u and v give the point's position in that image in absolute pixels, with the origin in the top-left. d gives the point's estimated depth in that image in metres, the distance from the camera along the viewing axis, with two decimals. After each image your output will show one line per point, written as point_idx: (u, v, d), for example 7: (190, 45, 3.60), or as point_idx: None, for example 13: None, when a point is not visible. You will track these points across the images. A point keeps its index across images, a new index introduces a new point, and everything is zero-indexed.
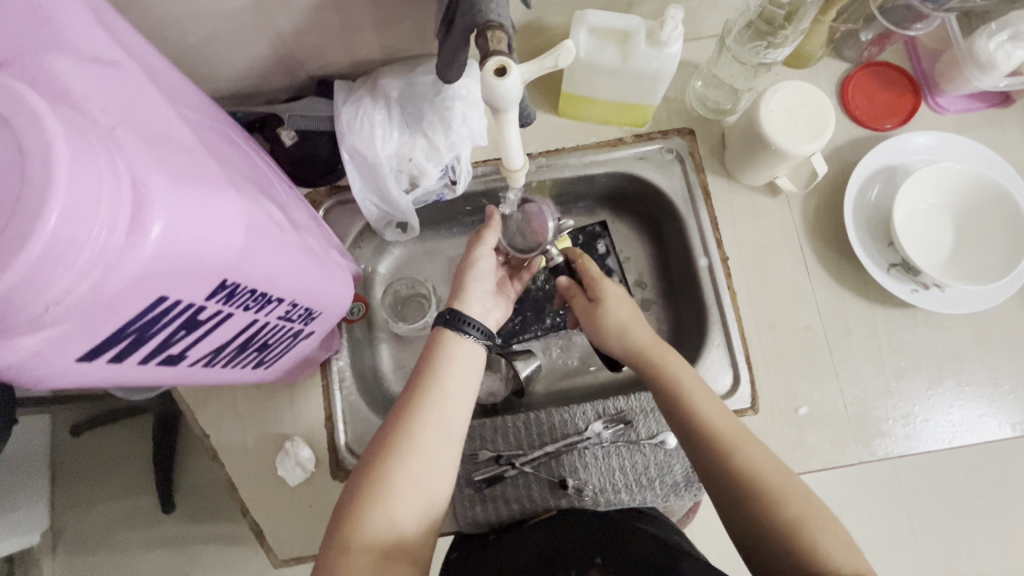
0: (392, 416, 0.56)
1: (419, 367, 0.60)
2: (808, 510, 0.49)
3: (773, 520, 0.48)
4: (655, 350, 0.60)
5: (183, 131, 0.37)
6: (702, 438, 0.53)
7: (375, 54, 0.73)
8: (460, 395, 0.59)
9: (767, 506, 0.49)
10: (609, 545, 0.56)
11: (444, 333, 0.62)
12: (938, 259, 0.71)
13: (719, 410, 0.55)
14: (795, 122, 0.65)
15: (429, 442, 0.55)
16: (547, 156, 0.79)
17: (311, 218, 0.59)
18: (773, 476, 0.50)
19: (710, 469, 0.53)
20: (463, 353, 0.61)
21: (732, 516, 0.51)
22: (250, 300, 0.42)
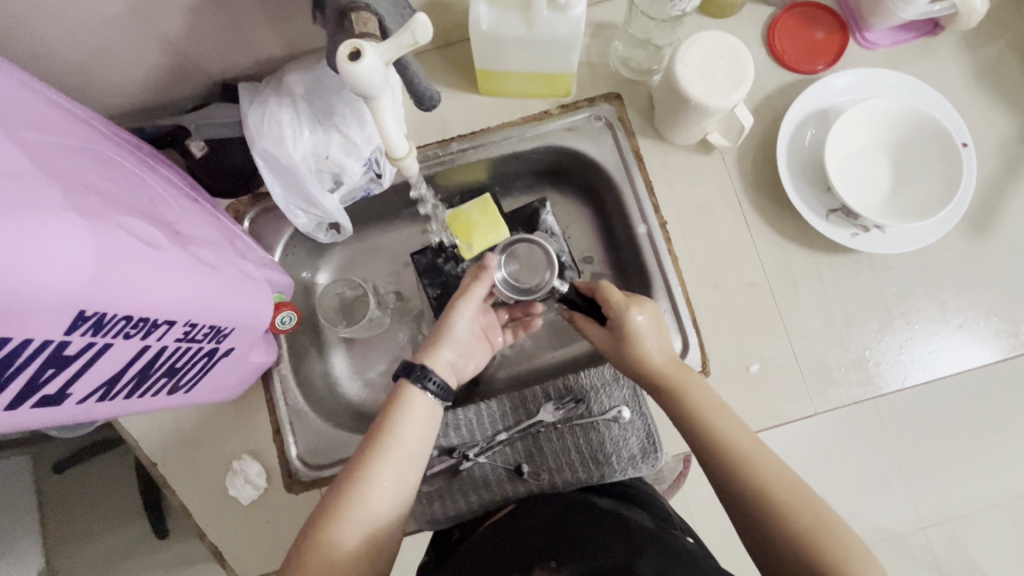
0: (339, 477, 0.54)
1: (375, 423, 0.56)
2: (828, 522, 0.48)
3: (785, 529, 0.48)
4: (675, 373, 0.60)
5: (17, 156, 0.35)
6: (716, 448, 0.54)
7: (277, 51, 0.70)
8: (414, 449, 0.56)
9: (785, 523, 0.49)
10: (563, 542, 0.53)
11: (406, 390, 0.58)
12: (877, 200, 0.70)
13: (730, 421, 0.56)
14: (713, 74, 0.63)
15: (379, 504, 0.53)
16: (473, 137, 0.77)
17: (216, 232, 0.56)
18: (789, 492, 0.50)
19: (724, 479, 0.53)
20: (425, 407, 0.58)
21: (740, 519, 0.52)
22: (129, 327, 0.40)
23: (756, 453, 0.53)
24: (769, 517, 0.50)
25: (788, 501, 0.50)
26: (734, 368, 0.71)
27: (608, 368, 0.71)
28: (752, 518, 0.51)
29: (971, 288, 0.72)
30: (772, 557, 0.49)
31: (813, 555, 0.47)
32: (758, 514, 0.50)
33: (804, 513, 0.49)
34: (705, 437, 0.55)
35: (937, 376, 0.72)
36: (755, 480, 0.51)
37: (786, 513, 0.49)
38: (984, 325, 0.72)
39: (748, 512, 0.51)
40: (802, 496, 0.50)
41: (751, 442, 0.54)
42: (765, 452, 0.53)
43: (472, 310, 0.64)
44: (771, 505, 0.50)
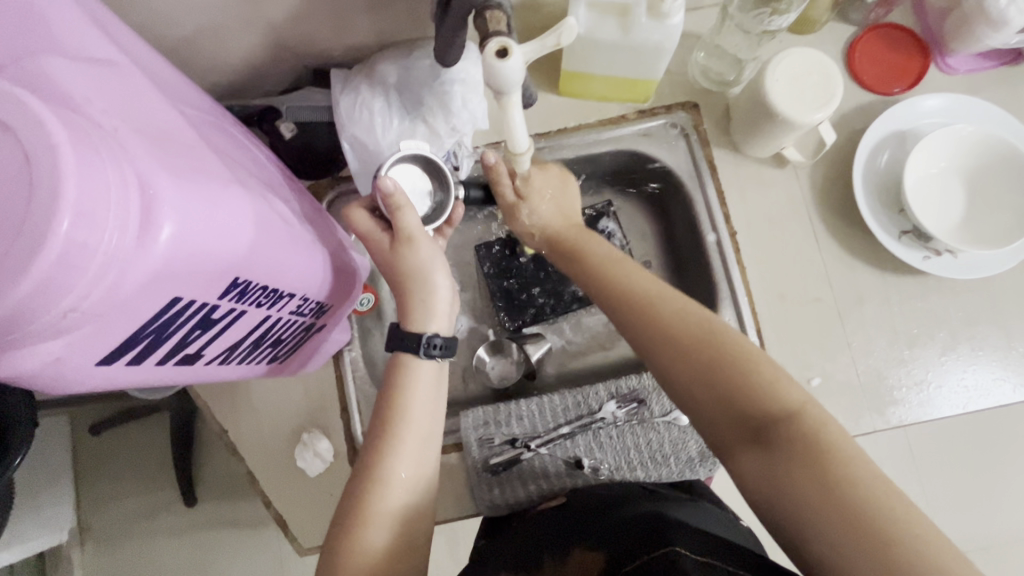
0: (356, 471, 0.54)
1: (382, 403, 0.57)
2: (734, 347, 0.48)
3: (712, 368, 0.47)
4: (580, 239, 0.64)
5: (185, 129, 0.37)
6: (632, 303, 0.54)
7: (370, 41, 0.72)
8: (423, 423, 0.56)
9: (686, 357, 0.48)
10: (596, 528, 0.55)
11: (403, 362, 0.58)
12: (951, 225, 0.70)
13: (651, 279, 0.56)
14: (801, 90, 0.64)
15: (400, 489, 0.53)
16: (550, 136, 0.78)
17: (315, 211, 0.59)
18: (700, 327, 0.50)
19: (646, 337, 0.52)
20: (426, 378, 0.58)
21: (665, 372, 0.50)
22: (262, 297, 0.42)
23: (662, 297, 0.53)
24: (673, 355, 0.49)
25: (698, 333, 0.49)
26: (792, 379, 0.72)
27: None
28: (660, 356, 0.50)
29: None
30: (687, 398, 0.48)
31: (720, 381, 0.46)
32: (665, 355, 0.50)
33: (712, 340, 0.48)
34: (622, 299, 0.55)
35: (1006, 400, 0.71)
36: (663, 321, 0.51)
37: (705, 351, 0.48)
38: None
39: (658, 354, 0.50)
40: (710, 327, 0.50)
41: (657, 289, 0.54)
42: (672, 292, 0.54)
43: (429, 242, 0.59)
44: (676, 346, 0.49)
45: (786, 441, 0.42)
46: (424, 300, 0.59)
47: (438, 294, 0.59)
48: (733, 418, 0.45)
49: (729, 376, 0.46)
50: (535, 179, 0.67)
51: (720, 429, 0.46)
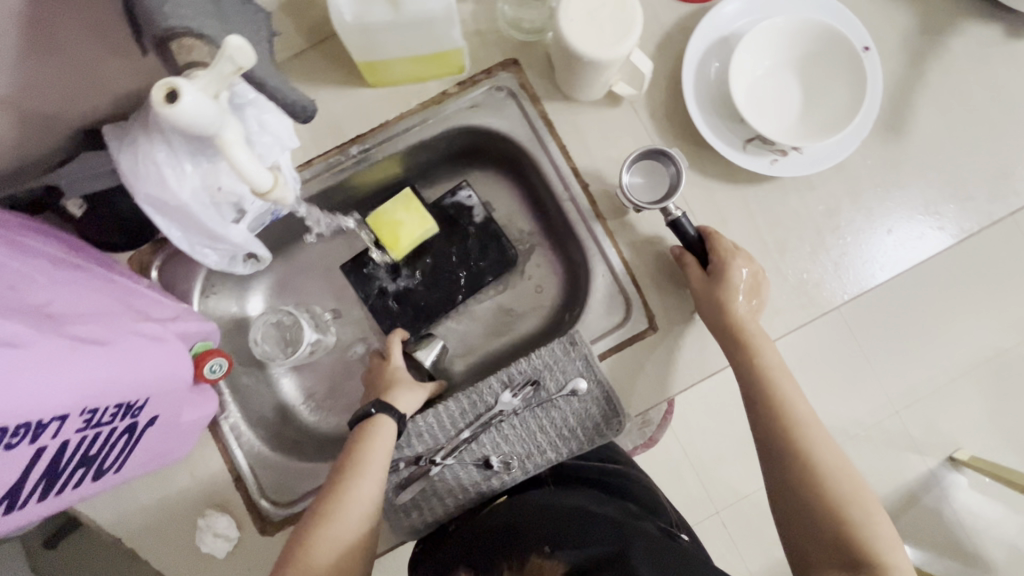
0: (317, 503, 0.60)
1: (348, 447, 0.63)
2: (817, 442, 0.62)
3: (818, 501, 0.59)
4: (758, 337, 0.66)
5: None
6: (778, 414, 0.64)
7: (133, 82, 0.63)
8: (376, 478, 0.61)
9: (789, 440, 0.62)
10: (564, 528, 0.57)
11: (377, 421, 0.64)
12: (790, 123, 0.69)
13: (794, 390, 0.65)
14: (599, 24, 0.59)
15: (346, 536, 0.58)
16: (375, 135, 0.73)
17: (105, 300, 0.52)
18: (800, 419, 0.63)
19: (777, 448, 0.63)
20: (387, 437, 0.64)
21: (781, 474, 0.62)
22: (8, 437, 0.37)
23: (810, 423, 0.63)
24: (780, 430, 0.63)
25: (800, 424, 0.63)
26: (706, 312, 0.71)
27: (559, 345, 0.69)
28: (769, 428, 0.64)
29: (893, 191, 0.72)
30: (775, 464, 0.63)
31: (813, 471, 0.60)
32: (771, 430, 0.64)
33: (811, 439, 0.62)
34: (767, 404, 0.64)
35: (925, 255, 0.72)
36: (775, 396, 0.64)
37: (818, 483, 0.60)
38: (912, 224, 0.72)
39: (770, 427, 0.64)
40: (800, 425, 0.63)
41: (786, 375, 0.65)
42: (794, 387, 0.65)
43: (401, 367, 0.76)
44: (783, 424, 0.63)
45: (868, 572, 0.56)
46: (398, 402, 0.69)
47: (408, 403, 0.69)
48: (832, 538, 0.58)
49: (814, 469, 0.60)
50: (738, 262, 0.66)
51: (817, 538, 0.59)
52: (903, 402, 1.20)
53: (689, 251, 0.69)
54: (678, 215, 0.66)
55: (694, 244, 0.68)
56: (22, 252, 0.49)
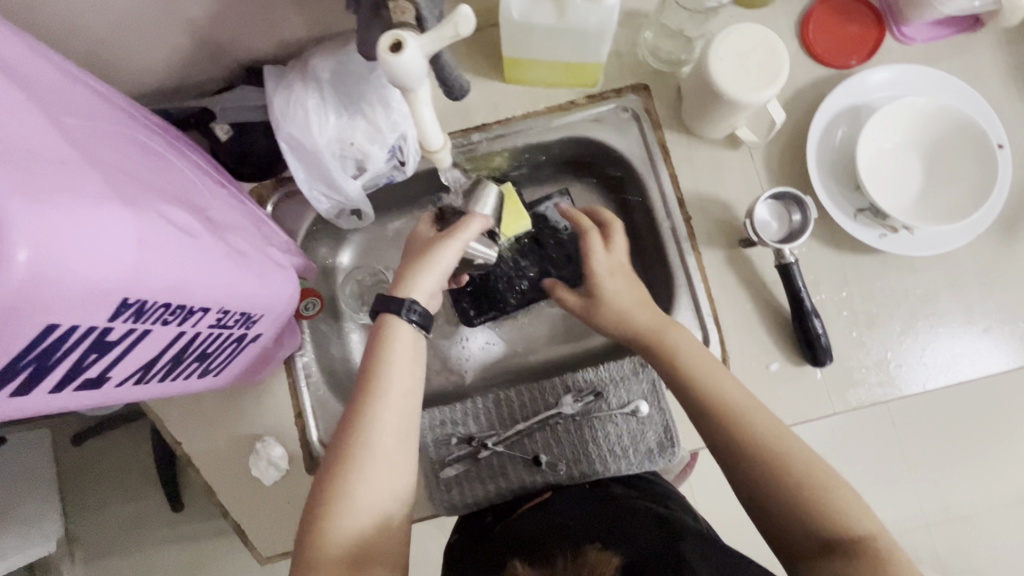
0: (339, 430, 0.54)
1: (365, 365, 0.56)
2: (763, 433, 0.55)
3: (791, 493, 0.51)
4: (655, 330, 0.64)
5: (59, 144, 0.34)
6: (710, 411, 0.57)
7: (302, 34, 0.69)
8: (400, 401, 0.55)
9: (737, 432, 0.55)
10: (600, 534, 0.54)
11: (389, 323, 0.57)
12: (907, 201, 0.69)
13: (744, 391, 0.58)
14: (746, 68, 0.61)
15: (381, 460, 0.53)
16: (498, 127, 0.76)
17: (243, 217, 0.57)
18: (746, 409, 0.56)
19: (727, 454, 0.56)
20: (406, 346, 0.57)
21: (734, 472, 0.55)
22: (168, 314, 0.40)
23: (756, 410, 0.56)
24: (729, 430, 0.56)
25: (742, 415, 0.56)
26: (822, 367, 0.70)
27: (627, 363, 0.72)
28: (717, 430, 0.57)
29: (997, 291, 0.71)
30: (755, 497, 0.53)
31: (766, 461, 0.53)
32: (720, 432, 0.56)
33: (765, 429, 0.55)
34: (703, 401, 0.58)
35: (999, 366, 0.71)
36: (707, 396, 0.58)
37: (784, 477, 0.52)
38: (1009, 328, 0.71)
39: (711, 426, 0.57)
40: (746, 415, 0.56)
41: (709, 366, 0.60)
42: (724, 375, 0.60)
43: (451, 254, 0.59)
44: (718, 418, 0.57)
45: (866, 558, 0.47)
46: (414, 274, 0.58)
47: (427, 273, 0.58)
48: (807, 532, 0.50)
49: (778, 459, 0.53)
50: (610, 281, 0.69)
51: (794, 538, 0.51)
52: (941, 517, 1.14)
53: (791, 301, 0.69)
54: (790, 258, 0.67)
55: (799, 296, 0.68)
56: (182, 160, 0.53)
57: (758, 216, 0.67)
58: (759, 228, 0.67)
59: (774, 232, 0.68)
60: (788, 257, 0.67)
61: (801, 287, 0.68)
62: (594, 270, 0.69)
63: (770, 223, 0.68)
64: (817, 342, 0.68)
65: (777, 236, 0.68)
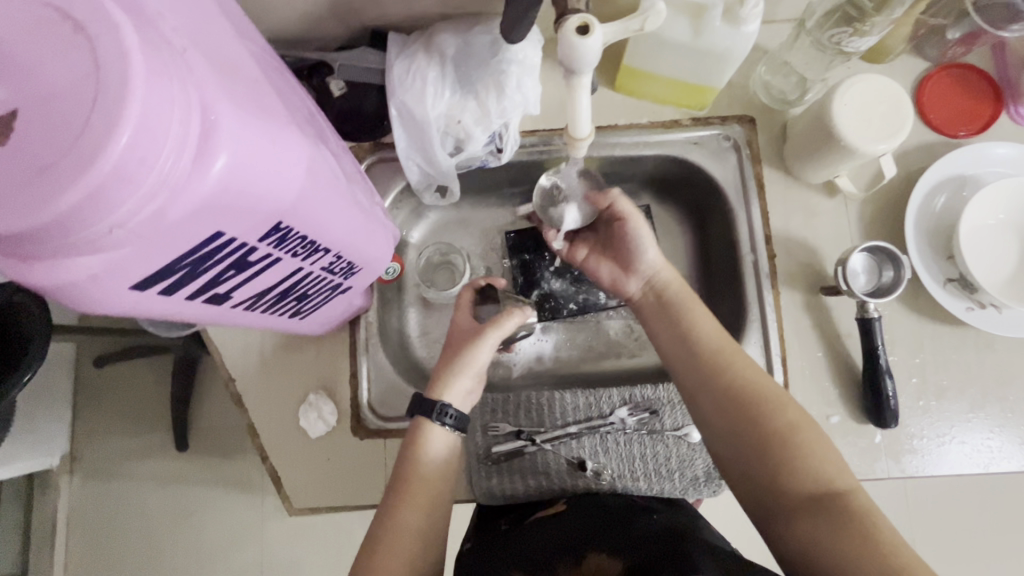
0: (365, 543, 0.53)
1: (396, 474, 0.57)
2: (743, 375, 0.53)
3: (765, 426, 0.49)
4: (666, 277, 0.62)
5: (248, 64, 0.35)
6: (696, 355, 0.55)
7: (433, 8, 0.70)
8: (421, 512, 0.54)
9: (720, 375, 0.53)
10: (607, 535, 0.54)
11: (423, 426, 0.58)
12: (1001, 279, 0.68)
13: (719, 330, 0.57)
14: (869, 119, 0.61)
15: (408, 564, 0.51)
16: (600, 132, 0.76)
17: (357, 169, 0.57)
18: (726, 354, 0.55)
19: (705, 389, 0.54)
20: (439, 448, 0.58)
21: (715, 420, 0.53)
22: (300, 247, 0.41)
23: (735, 357, 0.54)
24: (711, 373, 0.54)
25: (723, 358, 0.54)
26: (883, 430, 0.68)
27: None
28: (699, 372, 0.55)
29: None
30: (725, 426, 0.52)
31: (745, 404, 0.51)
32: (698, 374, 0.55)
33: (743, 375, 0.53)
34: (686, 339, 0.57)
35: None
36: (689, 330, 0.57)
37: (764, 414, 0.50)
38: None
39: (692, 368, 0.55)
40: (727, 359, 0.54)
41: (699, 307, 0.60)
42: (706, 315, 0.59)
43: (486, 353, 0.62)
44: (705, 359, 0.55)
45: (843, 512, 0.43)
46: (455, 374, 0.61)
47: (466, 374, 0.61)
48: (788, 479, 0.47)
49: (749, 395, 0.51)
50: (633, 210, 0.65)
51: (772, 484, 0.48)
52: None
53: (865, 357, 0.68)
54: (875, 314, 0.67)
55: (875, 352, 0.67)
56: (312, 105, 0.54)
57: (851, 266, 0.67)
58: (848, 279, 0.67)
59: (862, 285, 0.69)
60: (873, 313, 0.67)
61: (878, 344, 0.67)
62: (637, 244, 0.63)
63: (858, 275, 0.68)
64: (885, 405, 0.67)
65: (864, 289, 0.68)
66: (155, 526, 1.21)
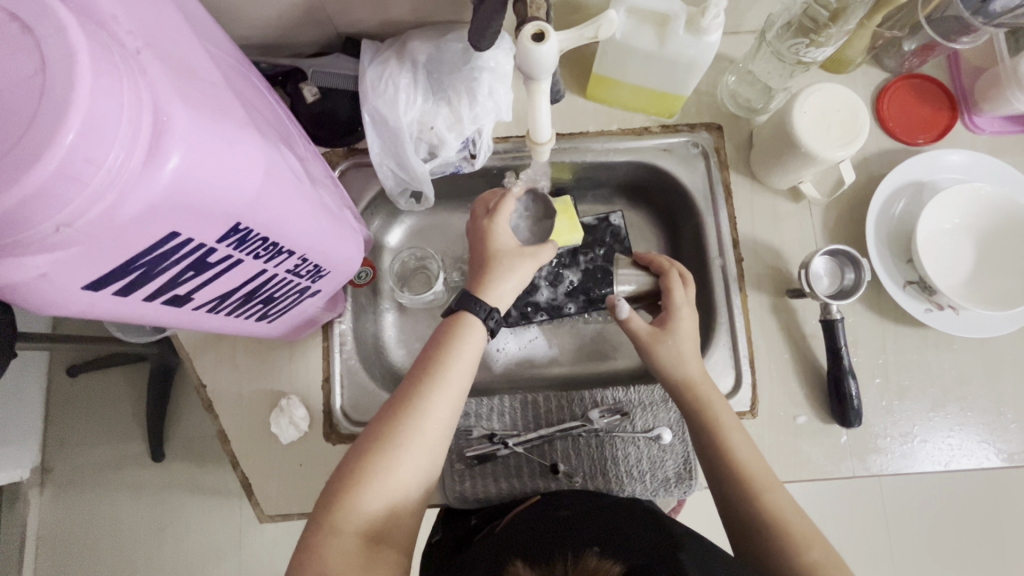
0: (381, 417, 0.57)
1: (421, 361, 0.60)
2: (780, 502, 0.56)
3: (791, 558, 0.53)
4: (705, 385, 0.63)
5: (208, 67, 0.36)
6: (733, 482, 0.58)
7: (406, 16, 0.71)
8: (450, 402, 0.58)
9: (757, 504, 0.56)
10: (604, 533, 0.55)
11: (462, 319, 0.62)
12: (958, 281, 0.70)
13: (752, 449, 0.60)
14: (828, 126, 0.63)
15: (418, 453, 0.55)
16: (571, 139, 0.77)
17: (328, 176, 0.58)
18: (761, 480, 0.57)
19: (739, 511, 0.57)
20: (472, 344, 0.61)
21: (744, 540, 0.56)
22: (261, 249, 0.41)
23: (770, 486, 0.57)
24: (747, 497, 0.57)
25: (761, 485, 0.57)
26: (848, 429, 0.70)
27: (659, 390, 0.72)
28: (736, 495, 0.57)
29: None
30: (755, 546, 0.55)
31: (780, 537, 0.54)
32: (736, 501, 0.57)
33: (774, 500, 0.56)
34: (725, 464, 0.59)
35: (986, 466, 0.70)
36: (724, 447, 0.60)
37: (792, 542, 0.54)
38: None
39: (730, 493, 0.58)
40: (762, 484, 0.57)
41: (734, 427, 0.61)
42: (741, 437, 0.61)
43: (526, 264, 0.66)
44: (741, 483, 0.57)
45: None
46: (500, 283, 0.65)
47: (511, 285, 0.65)
48: None
49: (782, 526, 0.54)
50: (687, 316, 0.67)
51: None
52: None
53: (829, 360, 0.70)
54: (837, 316, 0.69)
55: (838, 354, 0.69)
56: (282, 112, 0.55)
57: (812, 266, 0.70)
58: (810, 276, 0.69)
59: (825, 287, 0.71)
60: (835, 315, 0.69)
61: (842, 344, 0.69)
62: (671, 300, 0.67)
63: (821, 274, 0.70)
64: (849, 404, 0.68)
65: (829, 291, 0.70)
66: (130, 538, 1.19)
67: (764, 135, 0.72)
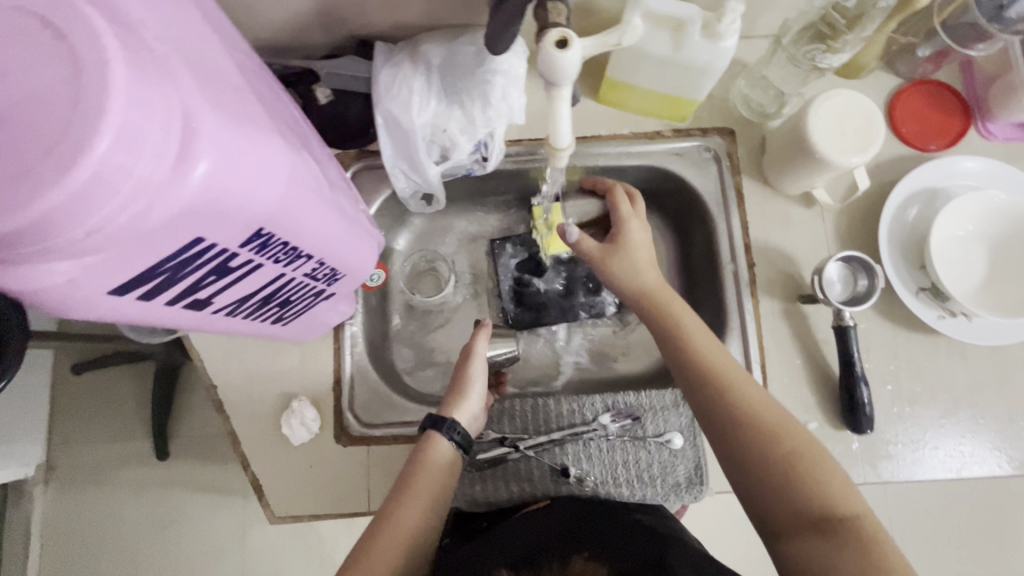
0: (358, 548, 0.54)
1: (400, 480, 0.59)
2: (750, 398, 0.56)
3: (772, 451, 0.52)
4: (663, 294, 0.63)
5: (233, 73, 0.36)
6: (700, 378, 0.57)
7: (419, 19, 0.71)
8: (433, 517, 0.57)
9: (724, 396, 0.56)
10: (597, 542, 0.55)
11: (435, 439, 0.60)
12: (970, 288, 0.70)
13: (715, 346, 0.60)
14: (842, 132, 0.63)
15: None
16: (583, 142, 0.77)
17: (342, 178, 0.58)
18: (732, 373, 0.57)
19: (711, 406, 0.56)
20: (448, 460, 0.60)
21: (722, 441, 0.55)
22: (281, 253, 0.41)
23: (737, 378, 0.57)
24: (765, 442, 0.53)
25: (727, 379, 0.56)
26: (860, 436, 0.70)
27: (670, 394, 0.72)
28: (699, 391, 0.57)
29: None
30: (732, 441, 0.55)
31: (752, 429, 0.54)
32: (706, 398, 0.57)
33: (742, 395, 0.55)
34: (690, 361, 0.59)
35: (997, 473, 0.70)
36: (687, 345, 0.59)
37: (770, 434, 0.53)
38: None
39: (695, 389, 0.58)
40: (728, 378, 0.57)
41: (700, 333, 0.60)
42: (704, 334, 0.60)
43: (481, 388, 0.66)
44: (711, 386, 0.57)
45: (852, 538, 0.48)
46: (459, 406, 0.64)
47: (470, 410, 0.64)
48: (797, 509, 0.50)
49: (756, 421, 0.54)
50: (636, 226, 0.67)
51: (779, 509, 0.51)
52: None
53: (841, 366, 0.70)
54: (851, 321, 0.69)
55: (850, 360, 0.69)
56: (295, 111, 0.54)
57: (825, 271, 0.70)
58: (823, 280, 0.70)
59: (839, 293, 0.71)
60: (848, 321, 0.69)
61: (854, 350, 0.69)
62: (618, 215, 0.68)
63: (834, 279, 0.70)
64: (861, 410, 0.68)
65: (841, 296, 0.70)
66: (134, 535, 1.19)
67: (777, 140, 0.72)
